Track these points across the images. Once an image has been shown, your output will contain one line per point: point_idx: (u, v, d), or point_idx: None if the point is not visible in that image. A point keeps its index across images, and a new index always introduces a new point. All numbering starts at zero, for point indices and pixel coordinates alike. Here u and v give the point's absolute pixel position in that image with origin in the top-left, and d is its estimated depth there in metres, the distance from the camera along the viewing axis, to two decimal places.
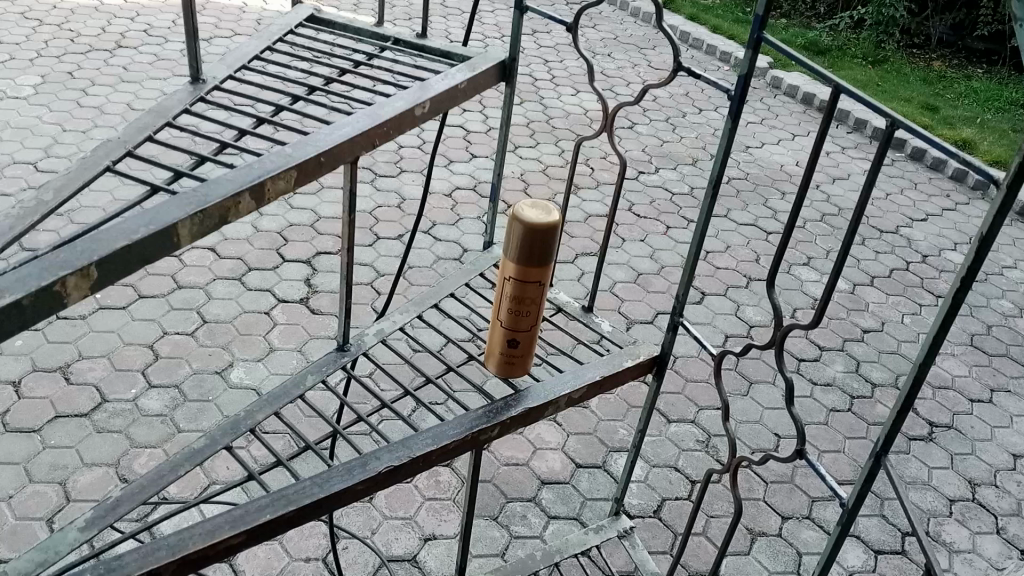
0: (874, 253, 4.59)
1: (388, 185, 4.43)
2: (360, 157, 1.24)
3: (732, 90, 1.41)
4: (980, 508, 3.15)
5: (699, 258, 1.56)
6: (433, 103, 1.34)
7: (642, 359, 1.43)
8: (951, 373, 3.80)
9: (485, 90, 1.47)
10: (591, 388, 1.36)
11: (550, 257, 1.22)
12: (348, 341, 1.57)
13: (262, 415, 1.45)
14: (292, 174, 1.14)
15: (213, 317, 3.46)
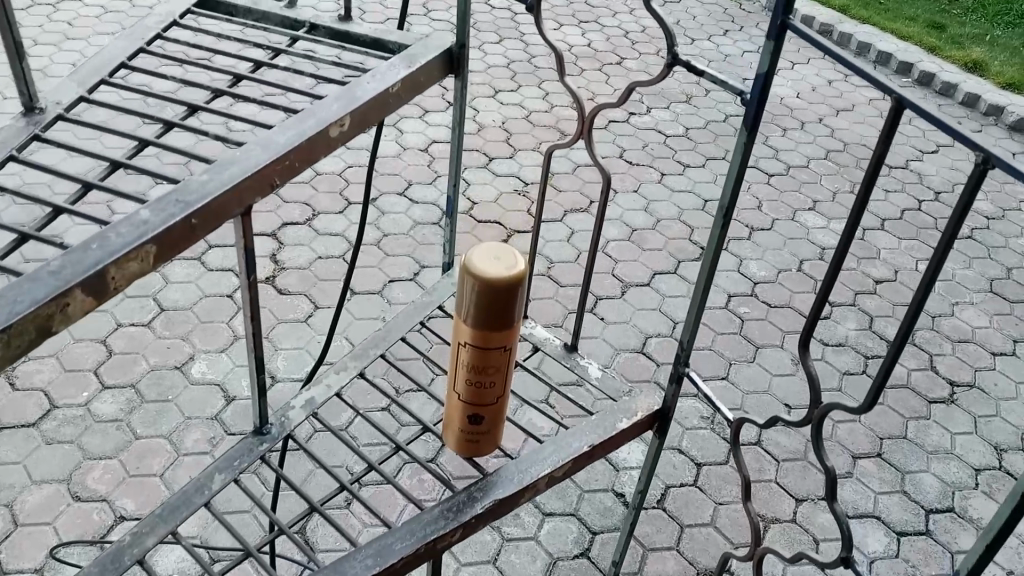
0: (884, 192, 4.28)
1: (358, 143, 4.11)
2: (247, 208, 1.04)
3: (748, 91, 1.11)
4: (1007, 478, 2.92)
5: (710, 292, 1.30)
6: (352, 118, 1.14)
7: (640, 415, 1.33)
8: (971, 325, 3.54)
9: (424, 91, 1.27)
10: (575, 464, 1.24)
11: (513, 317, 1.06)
12: (266, 423, 1.38)
13: (152, 537, 1.23)
14: (149, 252, 0.95)
15: (172, 305, 3.17)
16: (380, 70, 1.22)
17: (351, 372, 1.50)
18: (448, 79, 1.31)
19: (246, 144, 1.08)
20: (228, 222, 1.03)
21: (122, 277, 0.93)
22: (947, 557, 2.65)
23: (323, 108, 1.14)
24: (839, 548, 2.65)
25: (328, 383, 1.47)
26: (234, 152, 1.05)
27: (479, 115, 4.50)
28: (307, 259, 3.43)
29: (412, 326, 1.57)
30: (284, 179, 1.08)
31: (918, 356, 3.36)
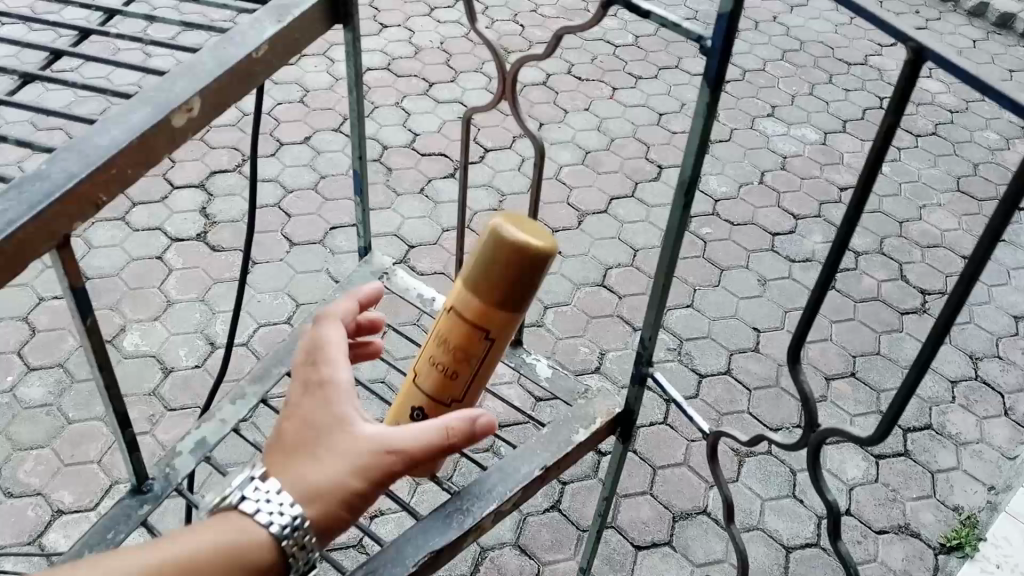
0: (844, 91, 4.09)
1: (287, 76, 3.83)
2: (66, 235, 0.85)
3: (709, 40, 0.92)
4: (985, 388, 2.84)
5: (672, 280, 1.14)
6: (202, 100, 0.96)
7: (601, 424, 1.32)
8: (940, 228, 3.41)
9: (297, 48, 1.09)
10: (529, 487, 1.20)
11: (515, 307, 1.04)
12: (146, 480, 1.24)
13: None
14: None
15: (97, 272, 2.94)
16: (241, 31, 1.03)
17: (250, 401, 1.36)
18: (332, 29, 1.14)
19: (56, 151, 0.88)
20: (37, 257, 0.83)
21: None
22: (927, 477, 2.58)
23: (163, 93, 0.94)
24: None
25: (221, 419, 1.33)
26: (37, 167, 0.85)
27: (415, 36, 4.20)
28: (240, 211, 3.20)
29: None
30: (110, 193, 0.89)
31: (888, 265, 3.24)
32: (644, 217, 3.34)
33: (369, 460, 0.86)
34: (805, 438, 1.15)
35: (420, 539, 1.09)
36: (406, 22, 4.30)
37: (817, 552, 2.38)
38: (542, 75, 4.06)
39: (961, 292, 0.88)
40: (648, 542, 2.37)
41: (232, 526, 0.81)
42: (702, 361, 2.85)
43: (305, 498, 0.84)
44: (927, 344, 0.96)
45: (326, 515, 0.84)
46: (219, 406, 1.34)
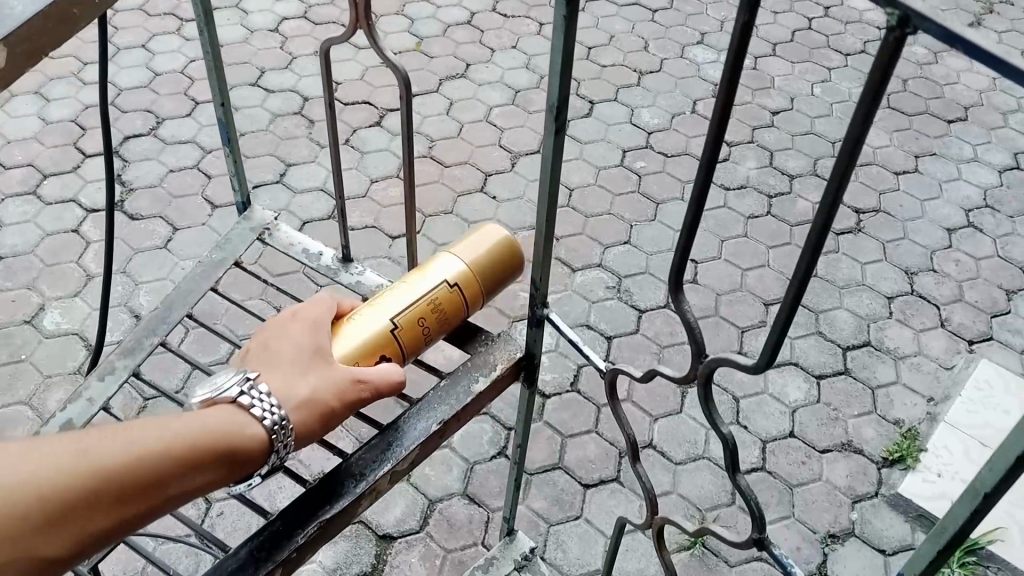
0: (771, 14, 4.03)
1: (199, 32, 3.66)
2: None
3: None
4: (921, 301, 2.86)
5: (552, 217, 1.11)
6: (11, 46, 0.91)
7: (500, 370, 1.37)
8: (872, 146, 3.41)
9: None
10: (424, 446, 1.27)
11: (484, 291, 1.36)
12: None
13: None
14: None
15: (10, 250, 2.81)
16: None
17: (120, 376, 1.40)
18: None
19: None
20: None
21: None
22: (868, 394, 2.60)
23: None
24: (760, 402, 2.57)
25: (89, 397, 1.37)
26: None
27: None
28: (158, 175, 3.07)
29: (196, 301, 1.51)
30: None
31: (822, 187, 3.23)
32: (577, 155, 3.29)
33: (339, 379, 1.13)
34: (694, 369, 1.13)
35: (311, 509, 1.16)
36: None
37: (763, 476, 2.41)
38: (466, 14, 3.93)
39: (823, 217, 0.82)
40: (596, 480, 2.36)
41: (227, 414, 1.01)
42: (641, 296, 2.82)
43: (286, 404, 1.07)
44: (800, 272, 0.90)
45: (302, 420, 1.08)
46: (88, 383, 1.39)
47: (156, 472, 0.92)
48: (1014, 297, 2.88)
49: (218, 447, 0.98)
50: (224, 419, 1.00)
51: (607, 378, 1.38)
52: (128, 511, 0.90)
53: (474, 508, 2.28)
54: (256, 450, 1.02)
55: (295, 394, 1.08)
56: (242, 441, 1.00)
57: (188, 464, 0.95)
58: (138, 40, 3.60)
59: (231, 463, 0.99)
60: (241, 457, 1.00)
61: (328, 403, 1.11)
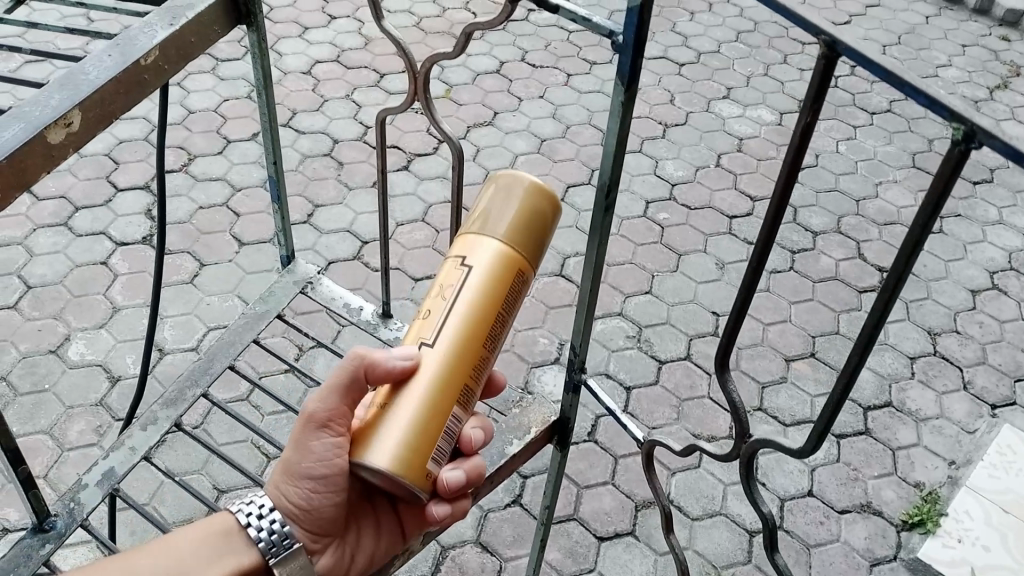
0: (799, 71, 4.06)
1: (234, 71, 3.74)
2: None
3: (621, 38, 0.87)
4: (943, 363, 2.84)
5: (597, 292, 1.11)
6: (83, 112, 0.90)
7: (536, 435, 1.31)
8: (896, 205, 3.41)
9: (193, 56, 1.05)
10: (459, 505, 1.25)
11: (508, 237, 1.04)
12: (47, 517, 1.19)
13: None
14: None
15: (39, 280, 2.86)
16: (117, 41, 0.97)
17: (162, 425, 1.33)
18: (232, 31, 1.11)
19: None
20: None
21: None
22: (888, 455, 2.58)
23: (36, 110, 0.87)
24: (778, 459, 2.55)
25: (131, 446, 1.30)
26: None
27: (365, 27, 4.13)
28: (187, 211, 3.12)
29: (238, 353, 1.44)
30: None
31: (846, 244, 3.23)
32: None
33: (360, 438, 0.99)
34: (738, 449, 1.12)
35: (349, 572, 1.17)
36: (356, 13, 4.22)
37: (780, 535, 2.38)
38: (495, 62, 4.00)
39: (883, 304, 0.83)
40: (611, 533, 2.34)
41: (222, 527, 1.04)
42: (662, 348, 2.82)
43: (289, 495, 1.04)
44: (852, 355, 0.91)
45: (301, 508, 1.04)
46: (131, 432, 1.31)
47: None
48: None
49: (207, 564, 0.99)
50: (216, 532, 1.03)
51: (643, 449, 1.34)
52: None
53: (485, 557, 2.27)
54: (252, 566, 1.02)
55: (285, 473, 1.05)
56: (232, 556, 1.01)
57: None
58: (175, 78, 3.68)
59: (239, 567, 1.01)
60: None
61: (314, 454, 1.01)
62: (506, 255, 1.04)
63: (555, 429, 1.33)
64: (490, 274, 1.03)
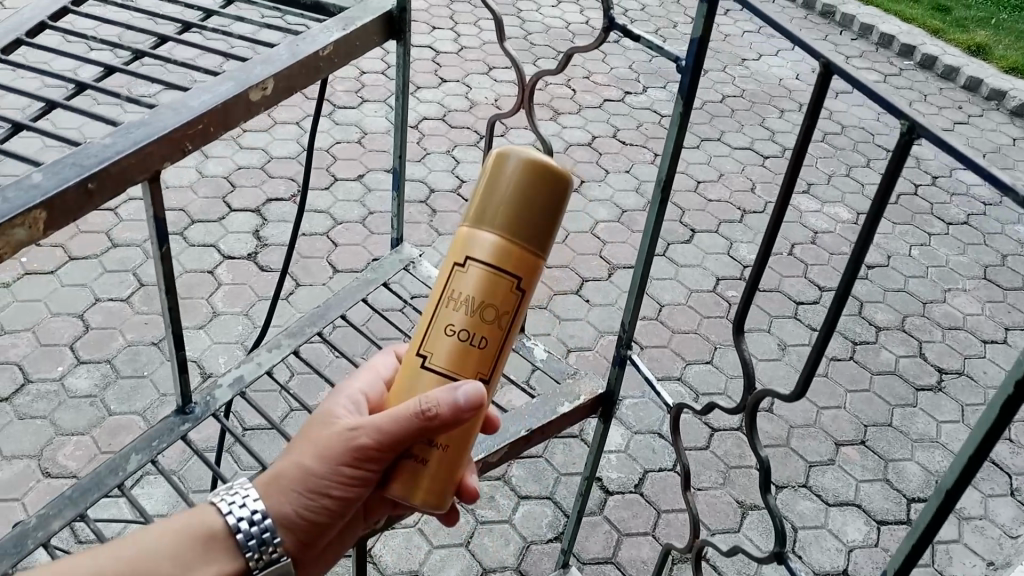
0: (880, 176, 4.19)
1: (347, 118, 4.06)
2: (158, 172, 0.91)
3: (683, 60, 1.13)
4: (992, 467, 2.88)
5: (647, 275, 1.32)
6: (278, 81, 1.04)
7: (583, 399, 1.35)
8: (963, 312, 3.49)
9: (358, 56, 1.20)
10: (513, 446, 1.25)
11: (531, 236, 0.97)
12: (190, 402, 1.31)
13: (59, 522, 1.15)
14: (40, 217, 0.80)
15: (151, 280, 3.14)
16: (308, 34, 1.13)
17: (284, 349, 1.44)
18: (387, 43, 1.26)
19: (156, 107, 0.95)
20: (137, 186, 0.89)
21: (5, 244, 0.78)
22: (927, 547, 2.62)
23: (247, 72, 1.03)
24: (817, 536, 2.62)
25: (259, 361, 1.40)
26: (141, 116, 0.92)
27: (472, 92, 4.43)
28: (290, 235, 3.39)
29: (352, 305, 1.56)
30: (194, 144, 0.95)
31: (908, 342, 3.31)
32: (672, 276, 3.48)
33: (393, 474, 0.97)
34: (744, 400, 1.23)
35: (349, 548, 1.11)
36: (464, 78, 4.53)
37: None
38: (588, 135, 4.24)
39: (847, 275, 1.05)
40: None
41: (198, 526, 0.92)
42: (716, 415, 2.93)
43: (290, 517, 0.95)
44: (824, 328, 1.11)
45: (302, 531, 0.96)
46: (258, 351, 1.42)
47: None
48: None
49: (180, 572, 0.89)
50: (192, 532, 0.92)
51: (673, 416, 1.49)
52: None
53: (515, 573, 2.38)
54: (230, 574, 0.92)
55: (290, 484, 0.94)
56: (211, 561, 0.92)
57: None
58: (295, 117, 4.01)
59: None
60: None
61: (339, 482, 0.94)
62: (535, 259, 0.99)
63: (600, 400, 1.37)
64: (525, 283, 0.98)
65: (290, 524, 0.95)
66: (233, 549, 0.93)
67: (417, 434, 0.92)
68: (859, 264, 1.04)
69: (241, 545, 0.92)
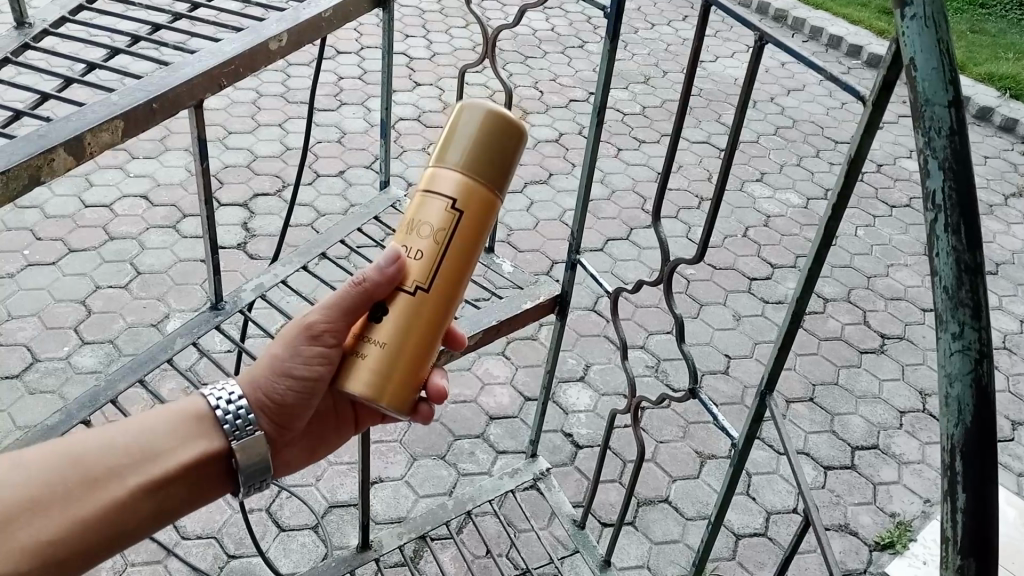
0: (828, 164, 4.48)
1: (327, 120, 4.29)
2: (201, 98, 1.25)
3: (608, 9, 1.45)
4: (930, 418, 3.14)
5: (590, 185, 1.63)
6: (291, 35, 1.35)
7: (544, 298, 1.61)
8: (904, 284, 3.76)
9: (357, 17, 1.48)
10: (486, 333, 1.50)
11: (470, 166, 1.10)
12: (222, 300, 1.67)
13: (123, 384, 1.51)
14: (118, 125, 1.15)
15: (148, 268, 3.35)
16: (311, 2, 1.43)
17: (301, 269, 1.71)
18: (376, 10, 1.52)
19: (199, 53, 1.29)
20: (184, 110, 1.23)
21: (96, 144, 1.13)
22: (869, 487, 2.88)
23: (264, 27, 1.34)
24: (769, 480, 2.87)
25: (276, 272, 1.78)
26: (188, 59, 1.26)
27: (444, 94, 4.67)
28: (276, 227, 3.61)
29: (349, 232, 1.97)
30: (228, 80, 1.29)
31: (854, 311, 3.59)
32: (635, 257, 3.74)
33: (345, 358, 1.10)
34: (661, 271, 1.50)
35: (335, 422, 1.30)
36: (437, 82, 4.78)
37: (762, 540, 2.68)
38: (554, 133, 4.49)
39: (725, 163, 1.33)
40: (613, 521, 2.64)
41: (188, 413, 1.07)
42: (677, 378, 3.18)
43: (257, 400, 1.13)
44: (712, 207, 1.37)
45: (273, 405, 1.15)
46: (275, 266, 1.79)
47: (110, 474, 0.99)
48: (1019, 427, 3.09)
49: (177, 447, 1.05)
50: (183, 417, 1.07)
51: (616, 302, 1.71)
52: (103, 505, 0.97)
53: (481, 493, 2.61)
54: (217, 451, 1.08)
55: (261, 365, 1.15)
56: (198, 441, 1.07)
57: (148, 470, 1.01)
58: (277, 120, 4.23)
59: (196, 470, 1.06)
60: (199, 457, 1.06)
61: (298, 355, 1.12)
62: (479, 189, 1.11)
63: (557, 301, 1.64)
64: (458, 207, 1.10)
65: (262, 400, 1.14)
66: (218, 435, 1.08)
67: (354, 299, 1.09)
68: (735, 152, 1.32)
69: (221, 423, 1.08)
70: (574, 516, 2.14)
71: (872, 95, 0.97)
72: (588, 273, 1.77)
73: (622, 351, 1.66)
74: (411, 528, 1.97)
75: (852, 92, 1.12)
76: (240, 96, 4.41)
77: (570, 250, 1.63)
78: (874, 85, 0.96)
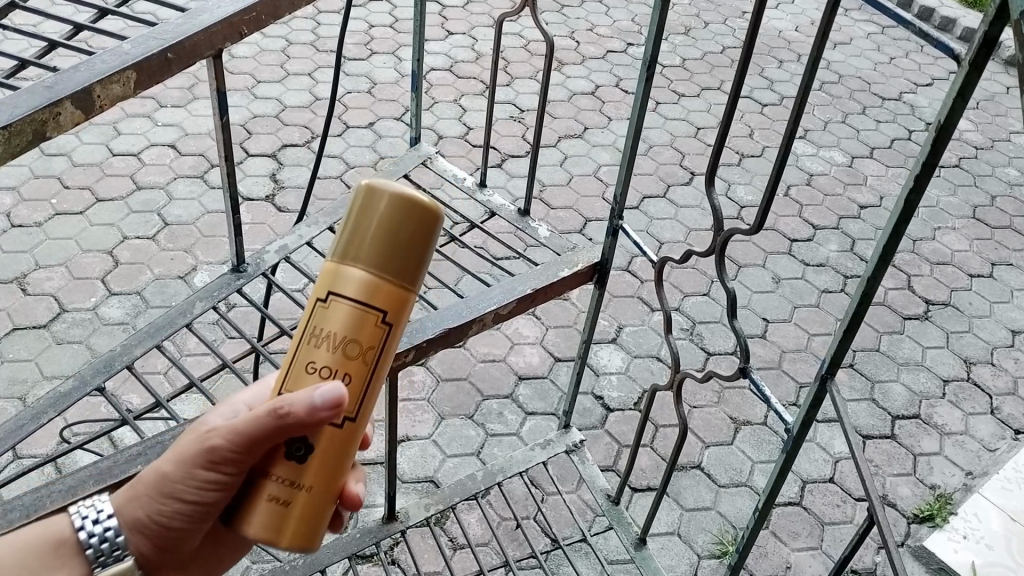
0: (875, 122, 4.31)
1: (358, 69, 4.20)
2: (219, 48, 1.18)
3: None
4: (974, 389, 3.04)
5: (636, 144, 1.53)
6: None
7: (581, 267, 1.54)
8: (951, 248, 3.63)
9: None
10: (520, 303, 1.42)
11: (395, 272, 0.83)
12: (244, 262, 1.61)
13: (139, 350, 1.45)
14: (131, 76, 1.08)
15: (175, 219, 3.30)
16: None
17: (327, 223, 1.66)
18: None
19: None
20: (201, 60, 1.16)
21: (106, 97, 1.06)
22: (909, 458, 2.79)
23: None
24: (807, 448, 2.80)
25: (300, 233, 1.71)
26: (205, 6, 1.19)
27: (478, 44, 4.55)
28: (306, 179, 3.55)
29: None
30: (248, 29, 1.21)
31: (897, 276, 3.47)
32: (672, 216, 3.63)
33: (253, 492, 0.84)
34: (712, 242, 1.41)
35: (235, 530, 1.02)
36: (471, 31, 4.65)
37: (797, 510, 2.61)
38: (591, 85, 4.36)
39: (791, 124, 1.22)
40: (645, 486, 2.58)
41: (49, 536, 0.85)
42: (713, 341, 3.09)
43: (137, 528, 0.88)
44: (773, 175, 1.27)
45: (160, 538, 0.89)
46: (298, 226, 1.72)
47: None
48: None
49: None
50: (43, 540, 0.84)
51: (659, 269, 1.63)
52: None
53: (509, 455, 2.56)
54: None
55: (138, 488, 0.88)
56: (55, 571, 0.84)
57: None
58: (308, 69, 4.14)
59: None
60: None
61: (193, 484, 0.85)
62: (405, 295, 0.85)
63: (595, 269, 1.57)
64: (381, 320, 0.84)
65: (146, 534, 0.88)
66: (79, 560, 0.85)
67: (273, 429, 0.79)
68: (802, 113, 1.22)
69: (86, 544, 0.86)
70: (609, 488, 2.08)
71: (970, 58, 0.88)
72: (631, 238, 1.68)
73: (666, 322, 1.58)
74: (438, 496, 1.93)
75: (943, 48, 1.02)
76: (271, 43, 4.32)
77: (612, 216, 1.55)
78: (974, 47, 0.87)
